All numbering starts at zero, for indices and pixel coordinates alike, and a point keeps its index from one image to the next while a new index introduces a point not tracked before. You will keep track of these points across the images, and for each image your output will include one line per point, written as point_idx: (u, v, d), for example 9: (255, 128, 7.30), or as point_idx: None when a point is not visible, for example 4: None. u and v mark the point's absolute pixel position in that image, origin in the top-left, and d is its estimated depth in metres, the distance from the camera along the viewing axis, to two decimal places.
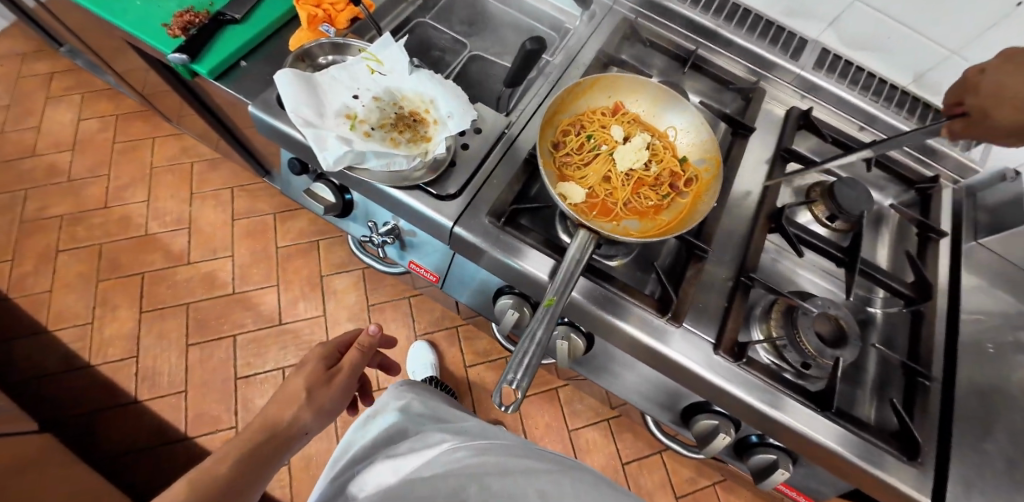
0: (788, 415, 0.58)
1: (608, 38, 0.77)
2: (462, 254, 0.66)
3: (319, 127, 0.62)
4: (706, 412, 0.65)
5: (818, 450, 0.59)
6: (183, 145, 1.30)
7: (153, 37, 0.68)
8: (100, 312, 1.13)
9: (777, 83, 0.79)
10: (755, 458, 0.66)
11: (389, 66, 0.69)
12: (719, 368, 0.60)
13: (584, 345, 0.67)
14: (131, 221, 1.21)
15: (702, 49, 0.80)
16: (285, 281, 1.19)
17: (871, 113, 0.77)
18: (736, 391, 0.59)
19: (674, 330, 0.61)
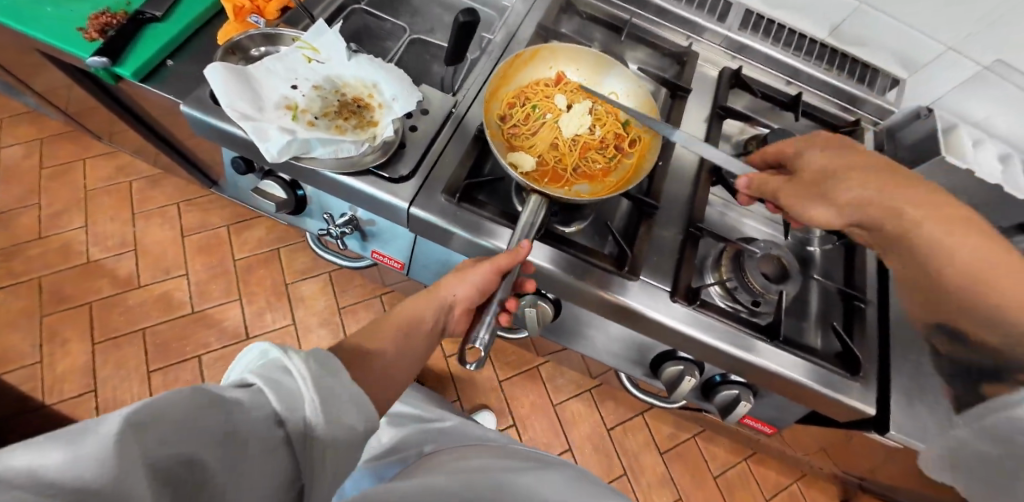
0: (745, 350, 0.62)
1: (544, 13, 0.78)
2: (422, 234, 0.66)
3: (260, 120, 0.61)
4: (673, 359, 0.69)
5: (774, 378, 0.63)
6: (119, 163, 1.23)
7: (66, 41, 0.65)
8: (48, 348, 1.06)
9: (707, 45, 0.82)
10: (720, 396, 0.70)
11: (326, 54, 0.68)
12: (679, 314, 0.63)
13: (553, 310, 0.69)
14: (71, 250, 1.15)
15: (637, 18, 0.83)
16: (247, 293, 1.16)
17: (795, 67, 0.81)
18: (696, 333, 0.62)
19: (634, 283, 0.64)
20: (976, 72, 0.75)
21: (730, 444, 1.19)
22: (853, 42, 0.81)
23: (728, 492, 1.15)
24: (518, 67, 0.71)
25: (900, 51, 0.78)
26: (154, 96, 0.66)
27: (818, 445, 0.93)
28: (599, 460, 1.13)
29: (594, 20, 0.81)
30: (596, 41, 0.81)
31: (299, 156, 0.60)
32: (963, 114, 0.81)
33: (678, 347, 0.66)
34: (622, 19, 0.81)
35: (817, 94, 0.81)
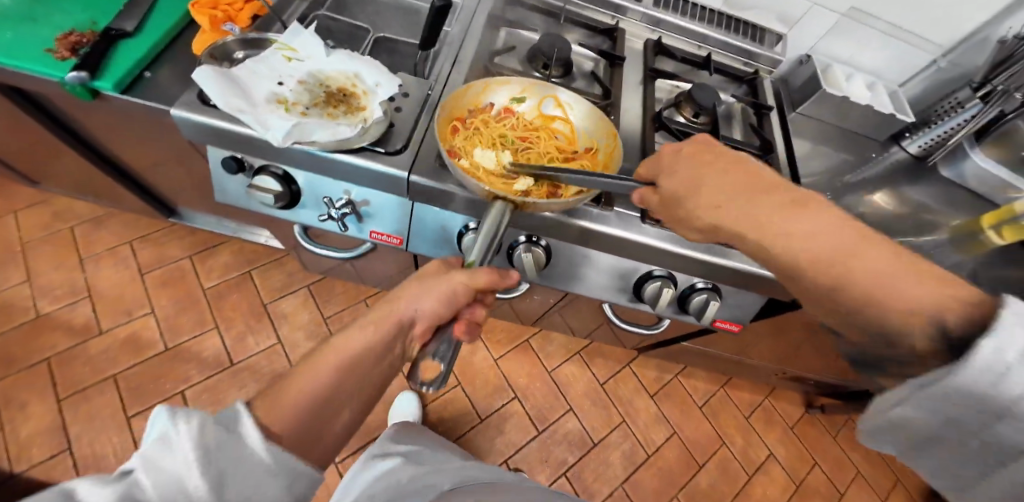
0: (706, 254, 0.74)
1: (492, 5, 0.88)
2: (421, 201, 0.72)
3: (255, 113, 0.65)
4: (650, 278, 0.80)
5: (733, 274, 0.75)
6: (55, 209, 1.16)
7: (35, 61, 0.65)
8: (4, 415, 0.97)
9: (631, 22, 0.95)
10: (692, 304, 0.82)
11: (304, 53, 0.73)
12: (650, 233, 0.73)
13: (545, 253, 0.78)
14: (12, 307, 1.05)
15: (570, 5, 0.93)
16: (224, 320, 1.13)
17: (704, 34, 0.96)
18: (667, 247, 0.73)
19: (610, 213, 0.73)
20: (838, 21, 0.95)
21: (706, 376, 1.35)
22: (743, 8, 0.98)
23: (712, 417, 1.30)
24: (468, 95, 0.72)
25: (781, 11, 0.96)
26: (138, 108, 0.68)
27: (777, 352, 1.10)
28: (598, 413, 1.24)
29: (534, 8, 0.91)
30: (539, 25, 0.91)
31: (299, 142, 0.65)
32: (835, 56, 1.01)
33: (653, 263, 0.77)
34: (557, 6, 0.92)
35: (725, 54, 0.98)
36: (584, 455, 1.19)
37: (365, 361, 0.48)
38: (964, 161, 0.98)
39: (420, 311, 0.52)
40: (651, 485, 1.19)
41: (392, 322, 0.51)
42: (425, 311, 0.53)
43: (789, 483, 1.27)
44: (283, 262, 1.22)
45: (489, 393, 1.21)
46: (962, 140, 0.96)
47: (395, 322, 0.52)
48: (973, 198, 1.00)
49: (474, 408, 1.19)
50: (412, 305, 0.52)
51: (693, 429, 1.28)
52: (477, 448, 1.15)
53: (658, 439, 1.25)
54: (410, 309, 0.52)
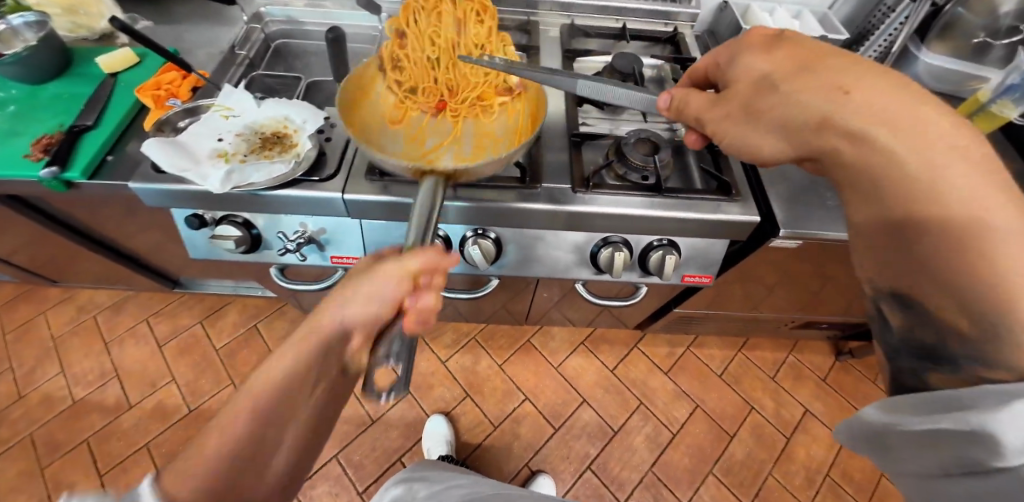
0: (646, 209, 0.74)
1: None
2: (365, 216, 0.77)
3: (198, 169, 0.71)
4: (603, 246, 0.81)
5: (678, 223, 0.75)
6: (79, 304, 1.28)
7: (16, 167, 0.74)
8: (54, 498, 1.04)
9: (543, 14, 1.00)
10: (652, 263, 0.82)
11: (239, 108, 0.80)
12: (584, 201, 0.74)
13: (492, 243, 0.80)
14: (53, 398, 1.15)
15: None
16: (238, 376, 1.20)
17: (616, 7, 0.99)
18: (603, 210, 0.74)
19: (541, 190, 0.75)
20: None
21: (720, 343, 1.31)
22: None
23: (735, 383, 1.25)
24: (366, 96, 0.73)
25: None
26: (106, 189, 0.76)
27: (783, 299, 1.05)
28: (614, 400, 1.22)
29: None
30: None
31: (239, 186, 0.71)
32: None
33: (600, 230, 0.78)
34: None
35: (642, 20, 1.00)
36: (607, 446, 1.16)
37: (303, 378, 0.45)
38: (916, 63, 0.96)
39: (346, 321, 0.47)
40: (682, 464, 1.14)
41: (322, 335, 0.47)
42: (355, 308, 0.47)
43: (835, 439, 1.19)
44: (284, 312, 1.29)
45: (499, 399, 1.21)
46: (907, 43, 0.94)
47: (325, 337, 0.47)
48: (937, 98, 0.97)
49: (486, 416, 1.19)
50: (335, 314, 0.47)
51: (716, 399, 1.23)
52: (496, 456, 1.14)
53: (681, 417, 1.20)
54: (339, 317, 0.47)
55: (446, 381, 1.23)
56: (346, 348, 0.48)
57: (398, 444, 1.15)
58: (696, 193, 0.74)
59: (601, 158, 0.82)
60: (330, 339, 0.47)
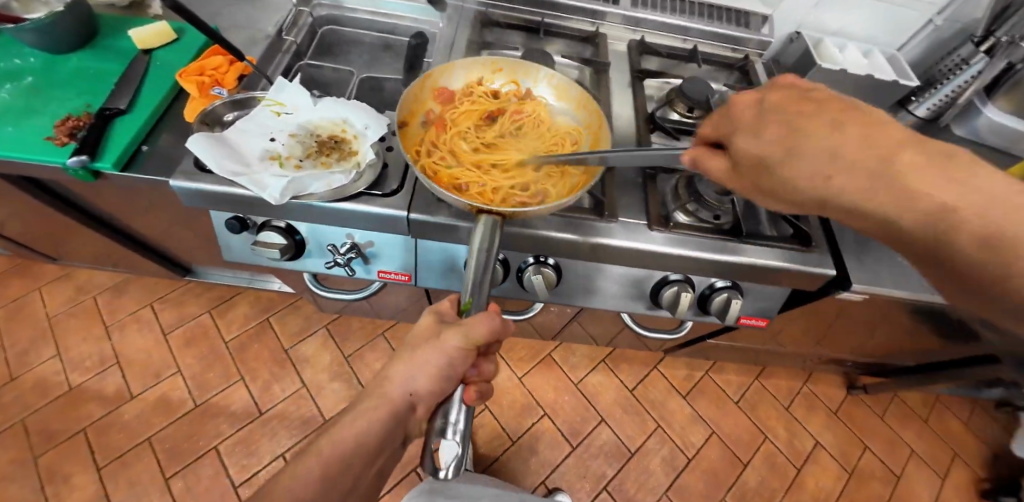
0: (723, 253, 0.72)
1: (470, 30, 0.87)
2: (423, 236, 0.72)
3: (251, 173, 0.65)
4: (667, 284, 0.79)
5: (752, 269, 0.74)
6: (77, 283, 1.19)
7: (37, 150, 0.66)
8: (48, 489, 0.98)
9: (611, 26, 0.95)
10: (714, 304, 0.81)
11: (292, 105, 0.74)
12: (661, 240, 0.72)
13: (554, 272, 0.77)
14: (47, 383, 1.08)
15: (548, 18, 0.93)
16: (249, 371, 1.14)
17: (685, 27, 0.94)
18: (679, 251, 0.72)
19: (618, 223, 0.72)
20: None
21: (738, 369, 1.32)
22: None
23: (750, 410, 1.27)
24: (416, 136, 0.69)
25: None
26: (138, 183, 0.69)
27: (815, 339, 1.05)
28: (632, 420, 1.21)
29: (512, 27, 0.91)
30: (519, 42, 0.90)
31: (298, 196, 0.65)
32: (826, 29, 0.99)
33: (669, 268, 0.76)
34: (535, 21, 0.92)
35: (711, 43, 0.96)
36: (623, 467, 1.16)
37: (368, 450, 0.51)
38: (978, 118, 0.95)
39: (415, 390, 0.52)
40: (697, 488, 1.15)
41: (391, 405, 0.52)
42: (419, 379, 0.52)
43: (842, 471, 1.22)
44: (298, 307, 1.23)
45: (518, 413, 1.19)
46: (973, 97, 0.93)
47: (391, 407, 0.52)
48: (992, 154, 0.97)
49: (504, 430, 1.17)
50: (406, 386, 0.52)
51: (732, 425, 1.24)
52: (513, 470, 1.13)
53: (697, 442, 1.21)
54: (407, 388, 0.52)
55: None
56: (411, 417, 0.53)
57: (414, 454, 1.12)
58: (773, 241, 0.73)
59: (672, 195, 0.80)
60: (398, 408, 0.53)
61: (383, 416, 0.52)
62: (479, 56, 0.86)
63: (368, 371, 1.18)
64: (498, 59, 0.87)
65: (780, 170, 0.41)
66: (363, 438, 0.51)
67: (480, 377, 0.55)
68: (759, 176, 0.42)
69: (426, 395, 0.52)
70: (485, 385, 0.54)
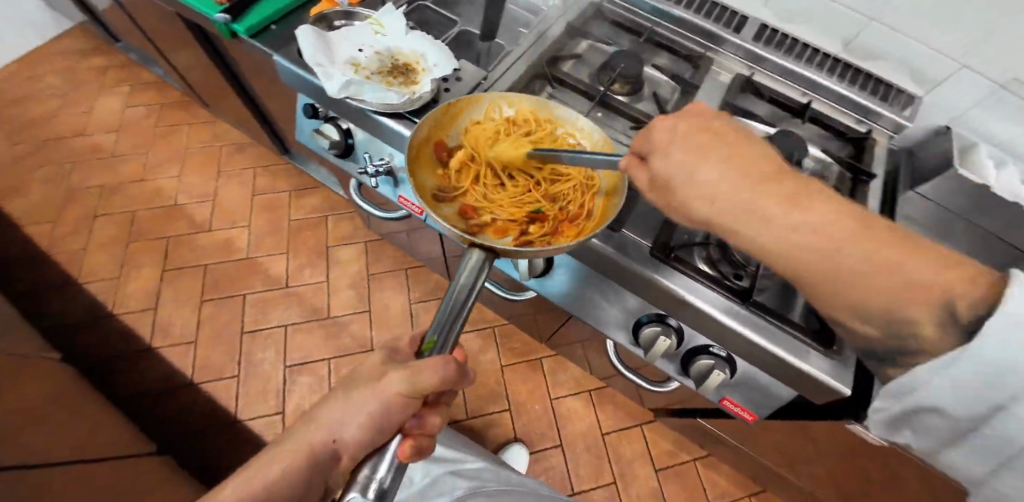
0: (718, 311, 0.61)
1: (575, 15, 0.83)
2: None
3: (327, 68, 0.74)
4: (650, 321, 0.71)
5: (753, 347, 0.61)
6: (216, 131, 1.47)
7: (206, 7, 0.85)
8: (126, 268, 1.23)
9: (725, 56, 0.84)
10: (695, 366, 0.71)
11: (390, 30, 0.81)
12: (650, 264, 0.63)
13: (543, 262, 0.75)
14: (163, 193, 1.35)
15: (658, 28, 0.87)
16: (294, 250, 1.31)
17: (812, 80, 0.81)
18: (663, 284, 0.63)
19: (621, 236, 0.66)
20: (992, 90, 0.73)
21: (729, 473, 1.17)
22: (868, 56, 0.81)
23: None
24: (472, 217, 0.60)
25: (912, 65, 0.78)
26: (259, 51, 0.84)
27: (825, 482, 0.88)
28: (590, 461, 1.15)
29: (619, 26, 0.86)
30: (620, 41, 0.85)
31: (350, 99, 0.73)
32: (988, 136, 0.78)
33: (654, 303, 0.67)
34: (642, 26, 0.87)
35: (834, 107, 0.81)
36: None
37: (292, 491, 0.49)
38: None
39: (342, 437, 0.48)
40: None
41: (313, 447, 0.50)
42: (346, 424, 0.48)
43: None
44: (354, 217, 1.37)
45: (486, 396, 1.20)
46: None
47: (313, 449, 0.50)
48: None
49: (466, 405, 1.20)
50: (331, 431, 0.49)
51: None
52: None
53: None
54: (334, 435, 0.49)
55: None
56: (335, 463, 0.50)
57: None
58: (793, 328, 0.59)
59: (700, 233, 0.68)
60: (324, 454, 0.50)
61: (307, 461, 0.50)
62: (576, 42, 0.83)
63: (378, 294, 1.27)
64: (589, 50, 0.84)
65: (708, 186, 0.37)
66: (278, 484, 0.49)
67: (422, 429, 0.50)
68: (689, 185, 0.38)
69: (350, 445, 0.48)
70: (423, 440, 0.49)
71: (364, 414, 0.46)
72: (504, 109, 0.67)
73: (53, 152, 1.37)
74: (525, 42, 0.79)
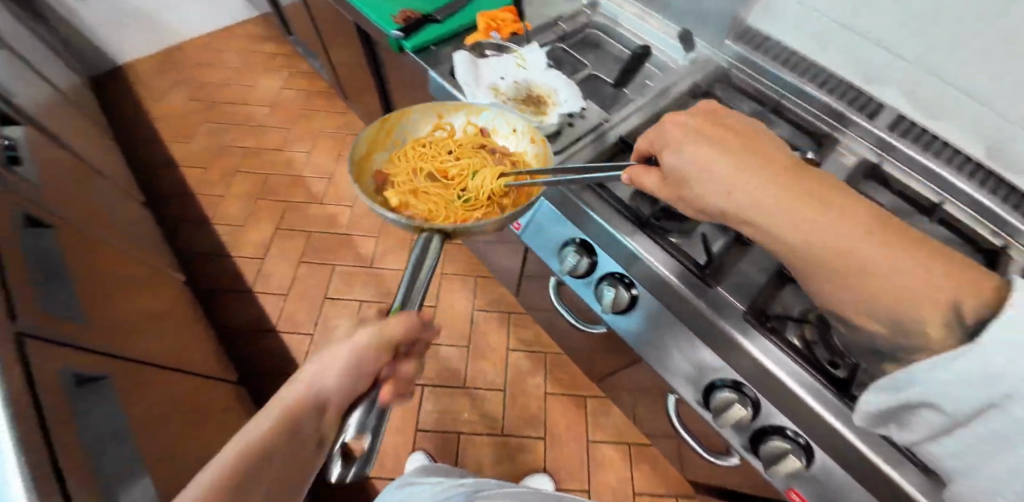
0: (805, 392, 0.60)
1: (703, 77, 0.86)
2: (549, 199, 0.83)
3: (473, 90, 0.84)
4: (727, 387, 0.66)
5: (835, 439, 0.58)
6: (346, 120, 1.65)
7: (385, 24, 0.97)
8: (248, 219, 1.41)
9: (850, 140, 0.77)
10: (766, 446, 0.64)
11: (530, 64, 0.88)
12: (742, 329, 0.64)
13: (629, 299, 0.75)
14: (292, 164, 1.53)
15: (786, 101, 0.82)
16: (384, 236, 1.42)
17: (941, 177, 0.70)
18: (750, 350, 0.63)
19: (714, 292, 0.67)
20: None
21: None
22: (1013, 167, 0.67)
23: None
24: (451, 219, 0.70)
25: None
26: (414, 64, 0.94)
27: None
28: None
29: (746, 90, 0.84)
30: (743, 106, 0.83)
31: None
32: None
33: (738, 369, 0.65)
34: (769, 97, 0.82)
35: (969, 216, 0.68)
36: None
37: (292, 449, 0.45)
38: None
39: (322, 389, 0.47)
40: None
41: (298, 399, 0.47)
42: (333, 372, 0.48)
43: None
44: None
45: (525, 418, 1.22)
46: None
47: (301, 398, 0.47)
48: None
49: (504, 421, 1.22)
50: (313, 380, 0.48)
51: None
52: (486, 455, 1.18)
53: None
54: (315, 386, 0.47)
55: (500, 365, 1.29)
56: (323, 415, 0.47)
57: (433, 376, 1.28)
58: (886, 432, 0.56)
59: (796, 308, 0.66)
60: (307, 407, 0.47)
61: (292, 415, 0.46)
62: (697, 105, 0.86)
63: (447, 294, 1.40)
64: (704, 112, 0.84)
65: (791, 238, 0.39)
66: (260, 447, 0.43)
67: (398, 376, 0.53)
68: (774, 235, 0.40)
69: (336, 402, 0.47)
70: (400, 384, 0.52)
71: (338, 367, 0.48)
72: (432, 122, 0.76)
73: (219, 113, 1.61)
74: (652, 95, 0.84)
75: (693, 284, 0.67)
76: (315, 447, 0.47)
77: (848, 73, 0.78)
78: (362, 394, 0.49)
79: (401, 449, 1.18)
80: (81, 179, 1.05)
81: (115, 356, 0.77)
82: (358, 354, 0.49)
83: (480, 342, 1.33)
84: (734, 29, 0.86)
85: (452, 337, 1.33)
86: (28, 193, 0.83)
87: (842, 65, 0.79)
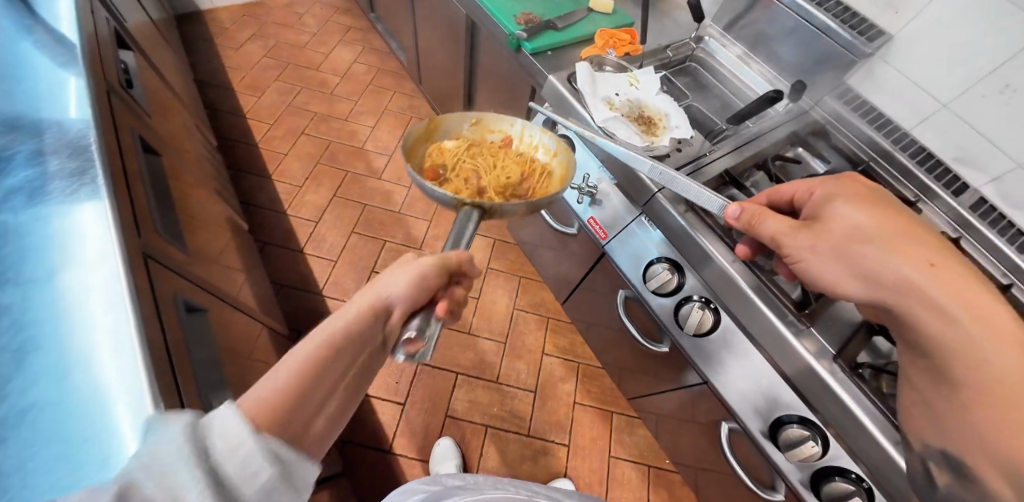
0: (887, 442, 0.67)
1: (799, 127, 0.92)
2: (650, 217, 0.91)
3: (592, 100, 0.90)
4: (801, 425, 0.77)
5: (901, 481, 0.67)
6: (412, 103, 1.66)
7: (506, 23, 1.04)
8: (308, 182, 1.43)
9: (933, 209, 0.83)
10: (830, 487, 0.75)
11: (643, 86, 0.95)
12: (833, 372, 0.71)
13: (713, 322, 0.86)
14: (356, 135, 1.54)
15: (876, 163, 0.88)
16: (436, 220, 1.42)
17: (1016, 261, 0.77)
18: (838, 393, 0.70)
19: (806, 331, 0.74)
20: None
21: None
22: None
23: None
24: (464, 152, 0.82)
25: None
26: (529, 65, 1.00)
27: None
28: None
29: (841, 148, 0.91)
30: (835, 160, 0.90)
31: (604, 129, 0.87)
32: None
33: (819, 406, 0.74)
34: (861, 157, 0.89)
35: None
36: None
37: (360, 335, 0.50)
38: None
39: (392, 295, 0.54)
40: None
41: (370, 303, 0.53)
42: (399, 285, 0.55)
43: None
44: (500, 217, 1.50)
45: (550, 422, 1.25)
46: None
47: (372, 303, 0.53)
48: None
49: (530, 421, 1.24)
50: (384, 289, 0.54)
51: None
52: (508, 451, 1.19)
53: None
54: (386, 292, 0.54)
55: (533, 368, 1.32)
56: (389, 318, 0.54)
57: (468, 366, 1.29)
58: None
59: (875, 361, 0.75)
60: (378, 310, 0.53)
61: (368, 314, 0.52)
62: (790, 147, 0.92)
63: (490, 289, 1.43)
64: (800, 160, 0.90)
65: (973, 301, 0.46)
66: (349, 330, 0.49)
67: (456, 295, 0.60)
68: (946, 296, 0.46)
69: (402, 302, 0.55)
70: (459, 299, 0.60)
71: (409, 277, 0.55)
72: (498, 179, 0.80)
73: (291, 74, 1.64)
74: (753, 131, 0.90)
75: (789, 323, 0.75)
76: (380, 344, 0.53)
77: (943, 152, 0.88)
78: (420, 306, 0.57)
79: (428, 432, 1.19)
80: (169, 116, 1.13)
81: (186, 280, 0.80)
82: (423, 272, 0.57)
83: (517, 341, 1.35)
84: (836, 88, 0.96)
85: (490, 330, 1.36)
86: (140, 122, 0.93)
87: (942, 143, 0.88)
